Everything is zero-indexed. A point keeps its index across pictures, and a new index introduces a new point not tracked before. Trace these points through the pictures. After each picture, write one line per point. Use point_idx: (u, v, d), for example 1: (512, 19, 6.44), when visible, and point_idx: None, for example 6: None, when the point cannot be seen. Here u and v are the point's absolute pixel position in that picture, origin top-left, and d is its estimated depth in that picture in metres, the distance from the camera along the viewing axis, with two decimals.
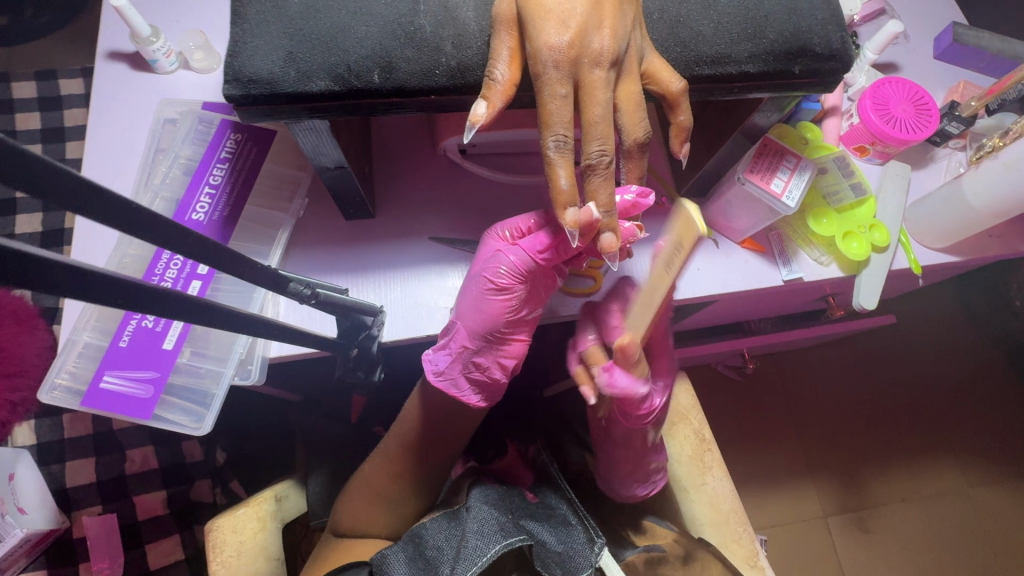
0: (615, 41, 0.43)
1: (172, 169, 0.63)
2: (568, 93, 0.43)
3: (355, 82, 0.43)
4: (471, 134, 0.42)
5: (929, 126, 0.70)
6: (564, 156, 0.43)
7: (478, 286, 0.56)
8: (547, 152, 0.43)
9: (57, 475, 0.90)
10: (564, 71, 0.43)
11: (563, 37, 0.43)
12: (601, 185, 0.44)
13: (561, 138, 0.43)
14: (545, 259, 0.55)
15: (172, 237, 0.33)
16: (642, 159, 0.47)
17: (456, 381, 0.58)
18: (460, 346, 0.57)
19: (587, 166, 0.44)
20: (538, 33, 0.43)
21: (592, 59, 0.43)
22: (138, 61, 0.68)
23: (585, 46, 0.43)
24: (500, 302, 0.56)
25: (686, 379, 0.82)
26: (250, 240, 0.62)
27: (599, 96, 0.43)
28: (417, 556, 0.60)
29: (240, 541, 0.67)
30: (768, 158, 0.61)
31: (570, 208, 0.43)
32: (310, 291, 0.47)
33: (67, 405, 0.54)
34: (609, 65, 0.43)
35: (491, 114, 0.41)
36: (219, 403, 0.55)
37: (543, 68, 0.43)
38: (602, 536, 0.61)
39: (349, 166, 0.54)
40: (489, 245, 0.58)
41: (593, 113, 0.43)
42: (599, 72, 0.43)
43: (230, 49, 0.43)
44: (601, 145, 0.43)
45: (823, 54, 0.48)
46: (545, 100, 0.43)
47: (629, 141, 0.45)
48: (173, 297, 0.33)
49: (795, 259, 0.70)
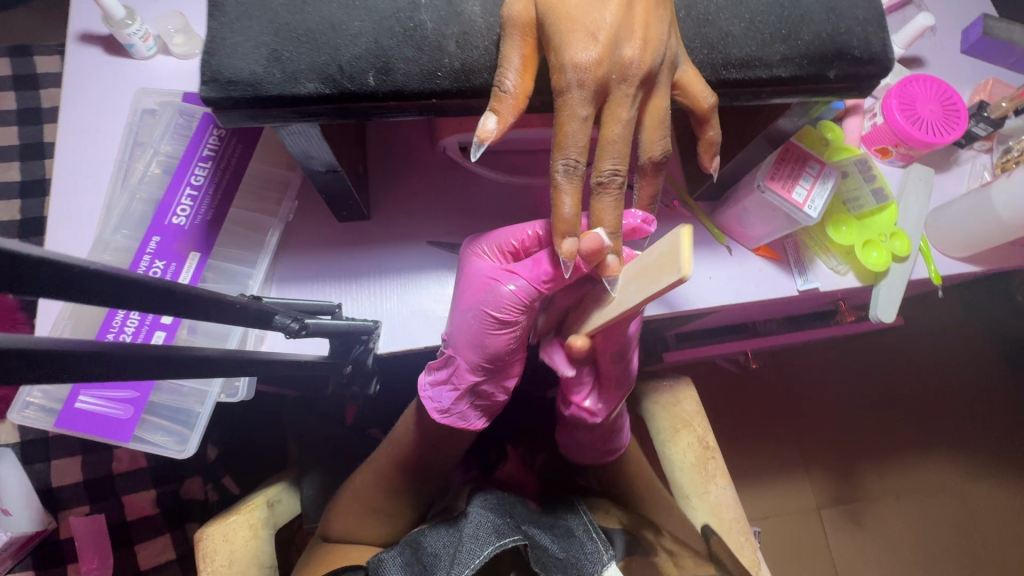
0: (648, 53, 0.39)
1: (150, 167, 0.59)
2: (588, 114, 0.39)
3: (348, 85, 0.39)
4: (478, 151, 0.38)
5: (957, 128, 0.67)
6: (572, 181, 0.40)
7: (478, 325, 0.52)
8: (554, 176, 0.40)
9: (43, 474, 0.88)
10: (588, 89, 0.39)
11: (592, 53, 0.38)
12: (609, 207, 0.40)
13: (572, 162, 0.39)
14: (548, 290, 0.51)
15: (142, 297, 0.29)
16: (661, 176, 0.43)
17: (464, 415, 0.57)
18: (464, 382, 0.55)
19: (598, 184, 0.40)
20: (564, 47, 0.39)
21: (620, 73, 0.39)
22: (113, 45, 0.63)
23: (615, 59, 0.39)
24: (503, 340, 0.52)
25: (691, 385, 0.79)
26: (236, 247, 0.58)
27: (622, 115, 0.40)
28: (413, 561, 0.58)
29: (231, 550, 0.64)
30: (791, 164, 0.57)
31: (569, 237, 0.41)
32: (300, 323, 0.43)
33: (40, 425, 0.51)
34: (638, 81, 0.39)
35: (502, 130, 0.38)
36: (204, 424, 0.53)
37: (566, 86, 0.39)
38: (610, 548, 0.61)
39: (341, 169, 0.50)
40: (481, 275, 0.52)
41: (612, 131, 0.40)
42: (625, 88, 0.39)
43: (207, 46, 0.39)
44: (615, 163, 0.40)
45: (862, 58, 0.44)
46: (562, 120, 0.39)
47: (645, 158, 0.42)
48: (129, 357, 0.29)
49: (812, 268, 0.67)
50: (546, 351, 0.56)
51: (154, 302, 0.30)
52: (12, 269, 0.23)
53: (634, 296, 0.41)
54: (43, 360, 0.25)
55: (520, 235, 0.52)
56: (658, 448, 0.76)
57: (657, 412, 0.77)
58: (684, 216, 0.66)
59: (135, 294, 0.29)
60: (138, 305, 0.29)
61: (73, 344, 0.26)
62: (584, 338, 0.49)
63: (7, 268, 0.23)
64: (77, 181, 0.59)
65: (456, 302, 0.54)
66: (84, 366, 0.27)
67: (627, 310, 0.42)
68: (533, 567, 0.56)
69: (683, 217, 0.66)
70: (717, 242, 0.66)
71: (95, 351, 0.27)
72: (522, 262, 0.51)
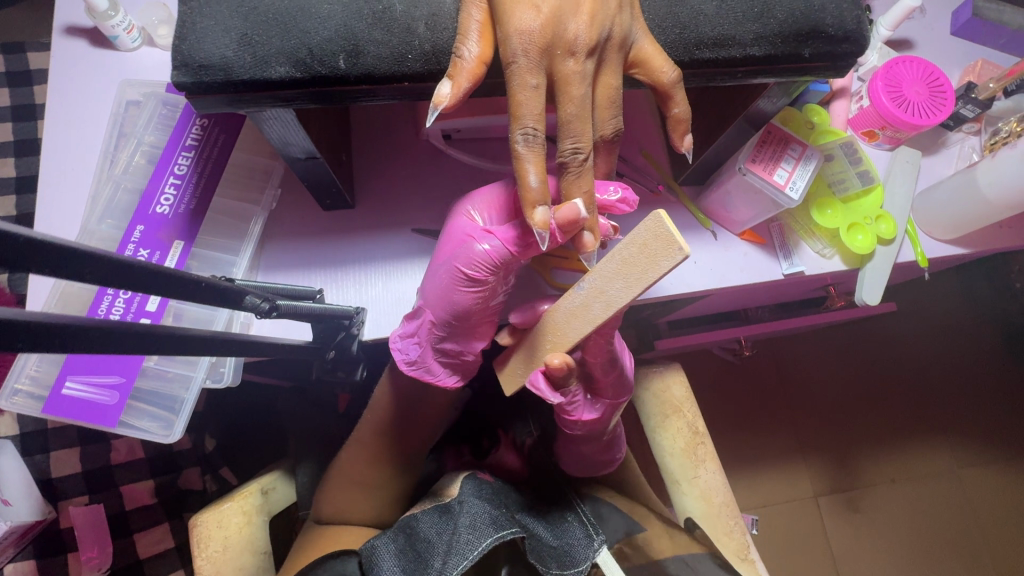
0: (594, 28, 0.39)
1: (135, 157, 0.59)
2: (539, 83, 0.39)
3: (318, 68, 0.39)
4: (434, 117, 0.39)
5: (944, 109, 0.66)
6: (534, 151, 0.40)
7: (449, 280, 0.52)
8: (514, 146, 0.40)
9: (42, 465, 0.89)
10: (534, 60, 0.39)
11: (536, 22, 0.39)
12: (575, 182, 0.42)
13: (530, 132, 0.39)
14: (520, 254, 0.51)
15: (123, 277, 0.30)
16: (614, 151, 0.45)
17: (430, 368, 0.57)
18: (431, 335, 0.55)
19: (561, 163, 0.41)
20: (509, 16, 0.39)
21: (566, 49, 0.39)
22: (98, 38, 0.63)
23: (559, 34, 0.39)
24: (471, 297, 0.52)
25: (680, 371, 0.79)
26: (220, 235, 0.59)
27: (575, 93, 0.40)
28: (408, 547, 0.58)
29: (225, 536, 0.65)
30: (772, 147, 0.57)
31: (540, 207, 0.40)
32: (270, 304, 0.43)
33: (30, 411, 0.52)
34: (587, 54, 0.39)
35: (456, 95, 0.38)
36: (190, 409, 0.54)
37: (512, 56, 0.39)
38: (600, 533, 0.61)
39: (320, 157, 0.51)
40: (460, 230, 0.52)
41: (567, 110, 0.40)
42: (572, 62, 0.40)
43: (178, 31, 0.39)
44: (575, 141, 0.41)
45: (837, 36, 0.44)
46: (513, 91, 0.39)
47: (598, 137, 0.43)
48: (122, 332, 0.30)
49: (797, 251, 0.67)
50: (530, 378, 0.54)
51: (126, 280, 0.30)
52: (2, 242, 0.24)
53: (622, 294, 0.47)
54: (37, 330, 0.26)
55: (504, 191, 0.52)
56: (649, 434, 0.77)
57: (647, 399, 0.77)
58: (669, 201, 0.67)
59: (103, 268, 0.29)
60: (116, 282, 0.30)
61: (64, 318, 0.27)
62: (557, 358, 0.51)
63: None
64: (63, 172, 0.59)
65: (433, 257, 0.54)
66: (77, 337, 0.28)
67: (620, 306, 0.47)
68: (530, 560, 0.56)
69: (668, 203, 0.67)
70: (702, 227, 0.66)
71: (89, 327, 0.28)
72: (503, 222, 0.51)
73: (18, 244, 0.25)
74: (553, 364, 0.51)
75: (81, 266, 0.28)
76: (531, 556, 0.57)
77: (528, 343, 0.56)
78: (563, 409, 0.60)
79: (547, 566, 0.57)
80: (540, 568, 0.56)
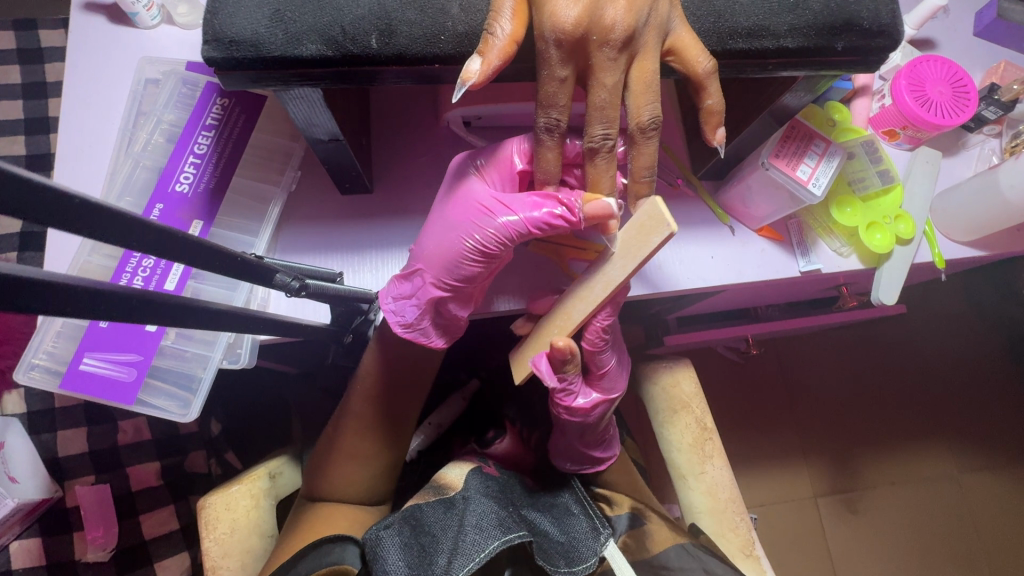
0: (630, 14, 0.40)
1: (154, 135, 0.59)
2: (567, 75, 0.41)
3: (350, 47, 0.39)
4: (461, 93, 0.38)
5: (967, 110, 0.66)
6: (554, 139, 0.43)
7: (459, 245, 0.51)
8: (538, 135, 0.43)
9: (49, 444, 0.89)
10: (566, 52, 0.40)
11: (571, 12, 0.39)
12: (604, 169, 0.44)
13: (553, 122, 0.42)
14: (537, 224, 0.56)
15: (150, 243, 0.30)
16: (654, 143, 0.44)
17: (425, 331, 0.55)
18: (431, 299, 0.53)
19: (590, 148, 0.43)
20: (547, 4, 0.39)
21: (602, 37, 0.40)
22: (117, 14, 0.62)
23: (596, 19, 0.39)
24: (477, 267, 0.51)
25: (689, 366, 0.78)
26: (237, 216, 0.58)
27: (607, 82, 0.41)
28: (412, 541, 0.55)
29: (233, 518, 0.65)
30: (796, 142, 0.56)
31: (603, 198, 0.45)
32: (299, 283, 0.43)
33: (46, 386, 0.52)
34: (621, 42, 0.40)
35: (486, 72, 0.37)
36: (206, 388, 0.54)
37: (544, 44, 0.39)
38: (608, 527, 0.61)
39: (344, 139, 0.50)
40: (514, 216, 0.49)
41: (598, 98, 0.41)
42: (608, 51, 0.40)
43: (210, 6, 0.39)
44: (605, 128, 0.42)
45: (871, 30, 0.43)
46: (541, 80, 0.41)
47: (633, 124, 0.43)
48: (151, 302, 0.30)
49: (814, 249, 0.66)
50: (533, 361, 0.53)
51: (148, 245, 0.30)
52: (12, 192, 0.24)
53: (619, 273, 0.49)
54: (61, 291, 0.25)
55: (509, 151, 0.52)
56: (657, 428, 0.77)
57: (656, 394, 0.77)
58: (688, 195, 0.66)
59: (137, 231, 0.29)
60: (138, 245, 0.30)
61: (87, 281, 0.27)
62: (564, 339, 0.51)
63: (7, 191, 0.23)
64: (81, 150, 0.59)
65: (438, 220, 0.52)
66: (103, 303, 0.28)
67: (616, 286, 0.49)
68: (536, 559, 0.56)
69: (686, 196, 0.66)
70: (720, 222, 0.66)
71: (114, 291, 0.28)
72: (518, 197, 0.49)
73: (41, 197, 0.25)
74: (558, 346, 0.50)
75: (105, 224, 0.27)
76: (538, 556, 0.57)
77: (538, 329, 0.55)
78: (556, 394, 0.57)
79: (554, 566, 0.57)
80: (547, 567, 0.57)
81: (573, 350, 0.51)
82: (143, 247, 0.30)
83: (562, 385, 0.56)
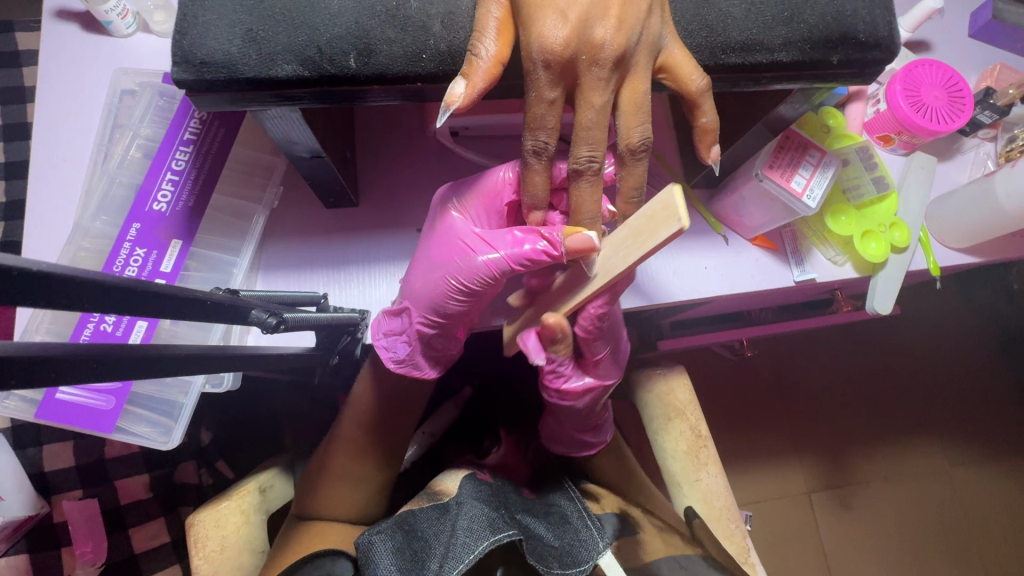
0: (622, 32, 0.38)
1: (130, 150, 0.57)
2: (556, 97, 0.39)
3: (328, 67, 0.37)
4: (445, 117, 0.37)
5: (963, 115, 0.65)
6: (541, 161, 0.42)
7: (443, 284, 0.50)
8: (525, 158, 0.42)
9: (34, 459, 0.88)
10: (554, 73, 0.38)
11: (560, 30, 0.37)
12: (587, 192, 0.42)
13: (541, 144, 0.41)
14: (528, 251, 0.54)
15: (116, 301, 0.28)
16: (643, 165, 0.43)
17: (418, 364, 0.55)
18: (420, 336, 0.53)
19: (575, 170, 0.42)
20: (534, 22, 0.38)
21: (591, 56, 0.38)
22: (90, 22, 0.60)
23: (585, 40, 0.38)
24: (464, 304, 0.50)
25: (683, 374, 0.77)
26: (218, 233, 0.57)
27: (595, 101, 0.39)
28: (404, 546, 0.54)
29: (223, 536, 0.63)
30: (791, 152, 0.55)
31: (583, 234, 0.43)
32: (276, 319, 0.41)
33: (23, 415, 0.50)
34: (612, 61, 0.38)
35: (470, 94, 0.36)
36: (188, 414, 0.53)
37: (532, 64, 0.38)
38: (606, 535, 0.59)
39: (326, 156, 0.49)
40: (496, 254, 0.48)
41: (585, 117, 0.40)
42: (597, 72, 0.39)
43: (179, 25, 0.37)
44: (590, 150, 0.41)
45: (867, 43, 0.42)
46: (529, 101, 0.39)
47: (623, 146, 0.42)
48: (119, 361, 0.28)
49: (809, 258, 0.65)
50: (522, 337, 0.53)
51: (113, 300, 0.28)
52: None
53: (621, 261, 0.44)
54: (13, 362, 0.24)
55: (493, 182, 0.50)
56: (651, 436, 0.76)
57: (650, 401, 0.76)
58: (681, 204, 0.65)
59: (87, 293, 0.26)
60: (99, 304, 0.27)
61: (43, 347, 0.25)
62: (555, 317, 0.49)
63: None
64: (55, 166, 0.57)
65: (422, 258, 0.51)
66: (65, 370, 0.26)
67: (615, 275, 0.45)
68: (528, 559, 0.54)
69: None
70: (713, 231, 0.65)
71: (74, 354, 0.26)
72: (502, 233, 0.48)
73: None
74: (549, 324, 0.49)
75: (62, 289, 0.25)
76: (532, 559, 0.55)
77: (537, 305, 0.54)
78: (544, 374, 0.57)
79: (548, 566, 0.55)
80: (542, 567, 0.54)
81: (563, 330, 0.50)
82: (109, 305, 0.28)
83: (550, 365, 0.56)
